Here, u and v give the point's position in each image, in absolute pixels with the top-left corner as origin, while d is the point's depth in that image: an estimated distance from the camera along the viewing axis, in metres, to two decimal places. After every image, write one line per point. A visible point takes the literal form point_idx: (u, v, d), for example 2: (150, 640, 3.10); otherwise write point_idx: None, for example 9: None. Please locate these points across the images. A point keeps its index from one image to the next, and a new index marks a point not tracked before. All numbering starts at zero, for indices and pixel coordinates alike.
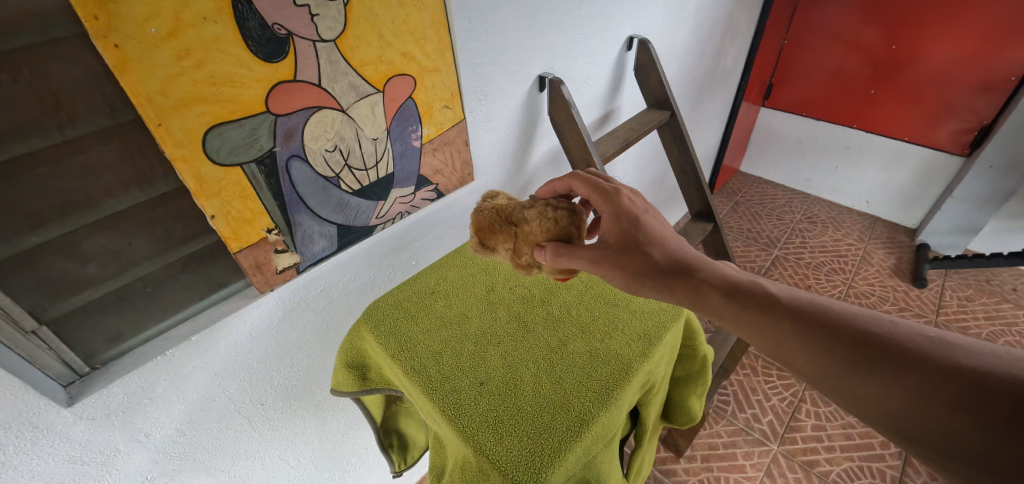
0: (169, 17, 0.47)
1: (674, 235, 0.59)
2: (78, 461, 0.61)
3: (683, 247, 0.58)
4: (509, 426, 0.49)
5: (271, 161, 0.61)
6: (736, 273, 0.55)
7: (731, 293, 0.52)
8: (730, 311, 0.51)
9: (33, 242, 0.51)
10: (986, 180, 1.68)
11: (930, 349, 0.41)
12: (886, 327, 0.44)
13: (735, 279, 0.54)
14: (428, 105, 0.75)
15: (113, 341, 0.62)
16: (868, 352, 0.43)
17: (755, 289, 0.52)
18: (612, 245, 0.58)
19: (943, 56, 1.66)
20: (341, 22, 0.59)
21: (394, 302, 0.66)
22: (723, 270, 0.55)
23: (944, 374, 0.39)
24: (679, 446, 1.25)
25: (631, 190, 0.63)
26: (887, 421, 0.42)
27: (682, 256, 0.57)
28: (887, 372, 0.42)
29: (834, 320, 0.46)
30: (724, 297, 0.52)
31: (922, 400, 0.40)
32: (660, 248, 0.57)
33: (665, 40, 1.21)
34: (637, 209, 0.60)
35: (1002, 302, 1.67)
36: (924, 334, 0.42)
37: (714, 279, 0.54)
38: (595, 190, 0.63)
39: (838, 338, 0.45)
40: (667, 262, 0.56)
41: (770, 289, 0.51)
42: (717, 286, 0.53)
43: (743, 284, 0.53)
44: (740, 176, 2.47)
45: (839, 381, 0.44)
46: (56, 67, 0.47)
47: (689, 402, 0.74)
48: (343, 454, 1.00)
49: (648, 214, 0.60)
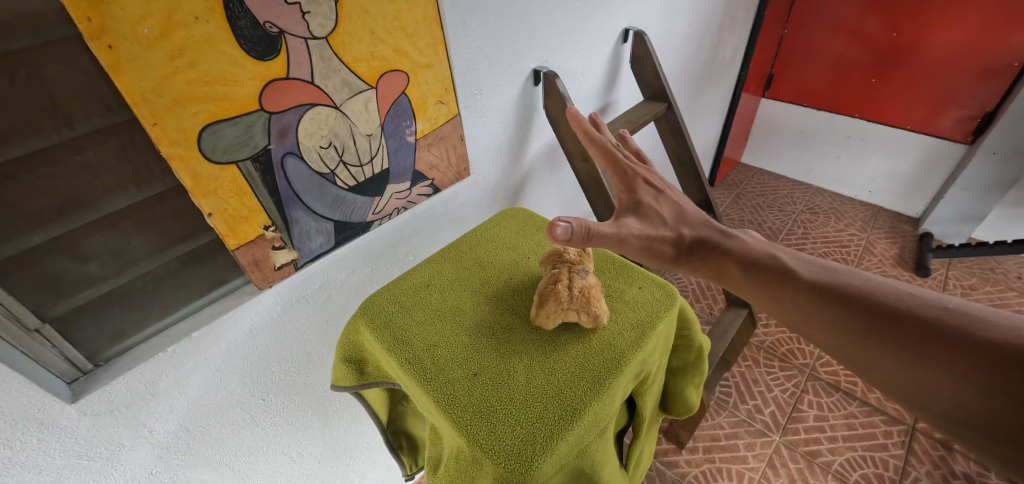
0: (161, 17, 0.48)
1: (695, 210, 0.66)
2: (84, 457, 0.62)
3: (705, 223, 0.64)
4: (502, 415, 0.49)
5: (266, 158, 0.61)
6: (757, 245, 0.62)
7: (750, 266, 0.59)
8: (749, 283, 0.59)
9: (36, 242, 0.52)
10: (989, 167, 1.66)
11: (944, 319, 0.46)
12: (902, 300, 0.49)
13: (753, 253, 0.60)
14: (421, 100, 0.76)
15: (116, 339, 0.63)
16: (880, 324, 0.49)
17: (773, 264, 0.58)
18: (632, 213, 0.62)
19: (948, 43, 1.63)
20: (332, 19, 0.60)
21: (389, 297, 0.65)
22: (744, 242, 0.62)
23: (955, 343, 0.44)
24: (681, 437, 1.27)
25: (648, 170, 0.68)
26: (895, 387, 0.48)
27: (705, 232, 0.64)
28: (897, 342, 0.47)
29: (850, 293, 0.52)
30: (743, 270, 0.60)
31: (935, 369, 0.45)
32: (686, 227, 0.64)
33: (661, 30, 1.21)
34: (651, 190, 0.65)
35: (1006, 290, 1.65)
36: (941, 305, 0.47)
37: (735, 253, 0.61)
38: (615, 169, 0.67)
39: (851, 310, 0.51)
40: (694, 239, 0.62)
41: (787, 262, 0.58)
42: (738, 260, 0.60)
43: (762, 258, 0.60)
44: (741, 167, 2.46)
45: (850, 350, 0.51)
46: (51, 68, 0.48)
47: (685, 393, 0.74)
48: (346, 447, 1.01)
49: (660, 197, 0.65)
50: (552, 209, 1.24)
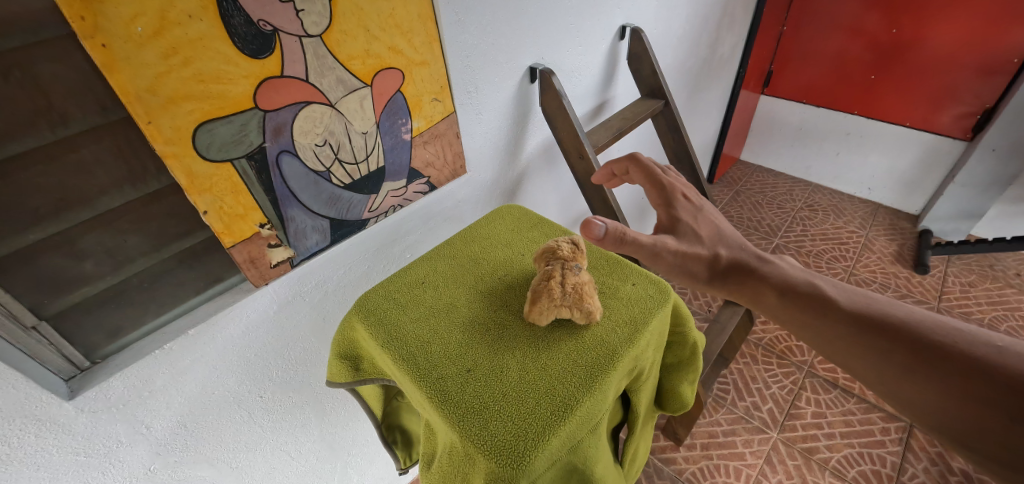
0: (154, 15, 0.48)
1: (735, 234, 0.67)
2: (82, 454, 0.63)
3: (743, 246, 0.65)
4: (494, 411, 0.50)
5: (261, 156, 0.61)
6: (794, 272, 0.62)
7: (787, 293, 0.59)
8: (785, 309, 0.59)
9: (31, 240, 0.53)
10: (989, 164, 1.66)
11: (993, 358, 0.45)
12: (949, 336, 0.49)
13: (791, 279, 0.60)
14: (417, 98, 0.76)
15: (113, 336, 0.63)
16: (925, 358, 0.48)
17: (811, 290, 0.58)
18: (670, 231, 0.65)
19: (948, 39, 1.63)
20: (326, 17, 0.60)
21: (385, 294, 0.65)
22: (781, 268, 0.62)
23: (1006, 383, 0.43)
24: (678, 434, 1.27)
25: (686, 186, 0.71)
26: (935, 424, 0.47)
27: (742, 255, 0.64)
28: (943, 378, 0.46)
29: (894, 326, 0.52)
30: (780, 296, 0.60)
31: (983, 409, 0.44)
32: (723, 248, 0.65)
33: (658, 27, 1.20)
34: (688, 207, 0.68)
35: (1005, 287, 1.65)
36: (991, 344, 0.46)
37: (772, 278, 0.61)
38: (654, 185, 0.71)
39: (895, 344, 0.50)
40: (731, 261, 0.63)
41: (827, 291, 0.58)
42: (774, 285, 0.60)
43: (800, 285, 0.59)
44: (740, 165, 2.46)
45: (891, 384, 0.50)
46: (45, 67, 0.48)
47: (679, 390, 0.75)
48: (344, 444, 1.01)
49: (698, 214, 0.67)
50: (549, 207, 1.24)
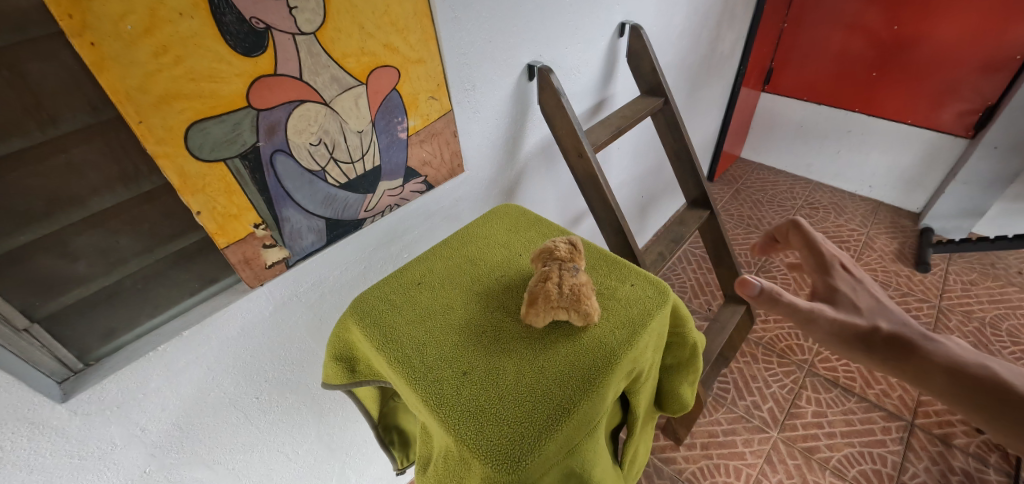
0: (145, 13, 0.47)
1: (908, 317, 0.59)
2: (76, 456, 0.62)
3: (908, 323, 0.58)
4: (490, 414, 0.49)
5: (254, 155, 0.61)
6: (965, 352, 0.54)
7: (957, 374, 0.52)
8: (954, 392, 0.51)
9: (22, 241, 0.52)
10: (991, 161, 1.65)
11: None
12: None
13: (958, 359, 0.53)
14: (413, 96, 0.75)
15: (107, 338, 0.63)
16: None
17: (988, 375, 0.50)
18: (828, 302, 0.61)
19: (950, 36, 1.61)
20: (320, 14, 0.59)
21: (380, 295, 0.64)
22: (947, 347, 0.54)
23: None
24: (678, 434, 1.27)
25: (847, 260, 0.66)
26: None
27: (905, 331, 0.57)
28: None
29: None
30: (951, 379, 0.52)
31: None
32: (883, 319, 0.58)
33: (658, 24, 1.19)
34: (848, 280, 0.63)
35: (1007, 285, 1.64)
36: None
37: (938, 357, 0.53)
38: (813, 251, 0.67)
39: None
40: (891, 334, 0.56)
41: (1009, 379, 0.50)
42: (942, 364, 0.53)
43: (971, 367, 0.52)
44: (740, 162, 2.44)
45: None
46: (34, 66, 0.47)
47: (679, 391, 0.74)
48: (342, 445, 1.01)
49: (859, 290, 0.62)
50: (548, 205, 1.23)
